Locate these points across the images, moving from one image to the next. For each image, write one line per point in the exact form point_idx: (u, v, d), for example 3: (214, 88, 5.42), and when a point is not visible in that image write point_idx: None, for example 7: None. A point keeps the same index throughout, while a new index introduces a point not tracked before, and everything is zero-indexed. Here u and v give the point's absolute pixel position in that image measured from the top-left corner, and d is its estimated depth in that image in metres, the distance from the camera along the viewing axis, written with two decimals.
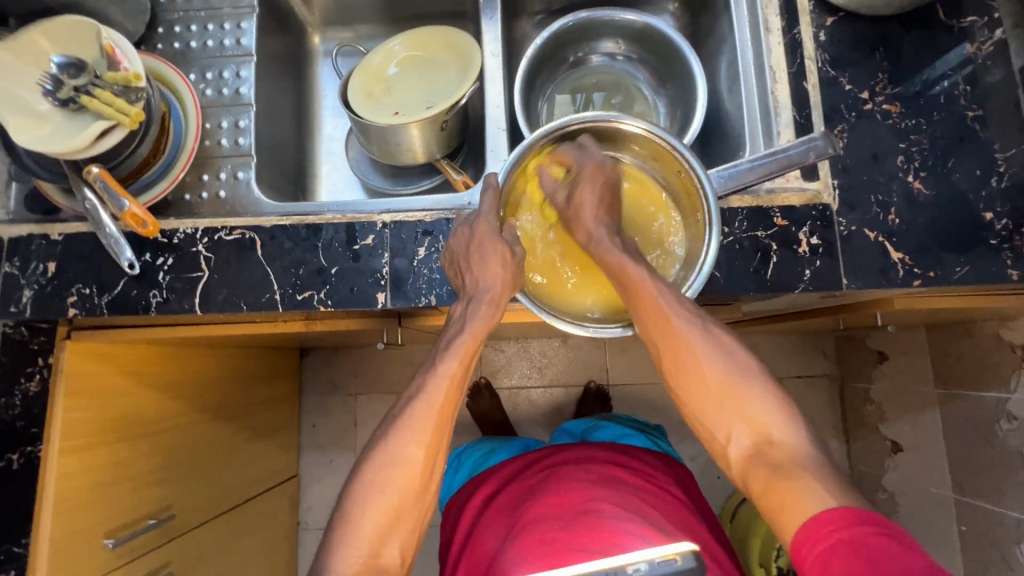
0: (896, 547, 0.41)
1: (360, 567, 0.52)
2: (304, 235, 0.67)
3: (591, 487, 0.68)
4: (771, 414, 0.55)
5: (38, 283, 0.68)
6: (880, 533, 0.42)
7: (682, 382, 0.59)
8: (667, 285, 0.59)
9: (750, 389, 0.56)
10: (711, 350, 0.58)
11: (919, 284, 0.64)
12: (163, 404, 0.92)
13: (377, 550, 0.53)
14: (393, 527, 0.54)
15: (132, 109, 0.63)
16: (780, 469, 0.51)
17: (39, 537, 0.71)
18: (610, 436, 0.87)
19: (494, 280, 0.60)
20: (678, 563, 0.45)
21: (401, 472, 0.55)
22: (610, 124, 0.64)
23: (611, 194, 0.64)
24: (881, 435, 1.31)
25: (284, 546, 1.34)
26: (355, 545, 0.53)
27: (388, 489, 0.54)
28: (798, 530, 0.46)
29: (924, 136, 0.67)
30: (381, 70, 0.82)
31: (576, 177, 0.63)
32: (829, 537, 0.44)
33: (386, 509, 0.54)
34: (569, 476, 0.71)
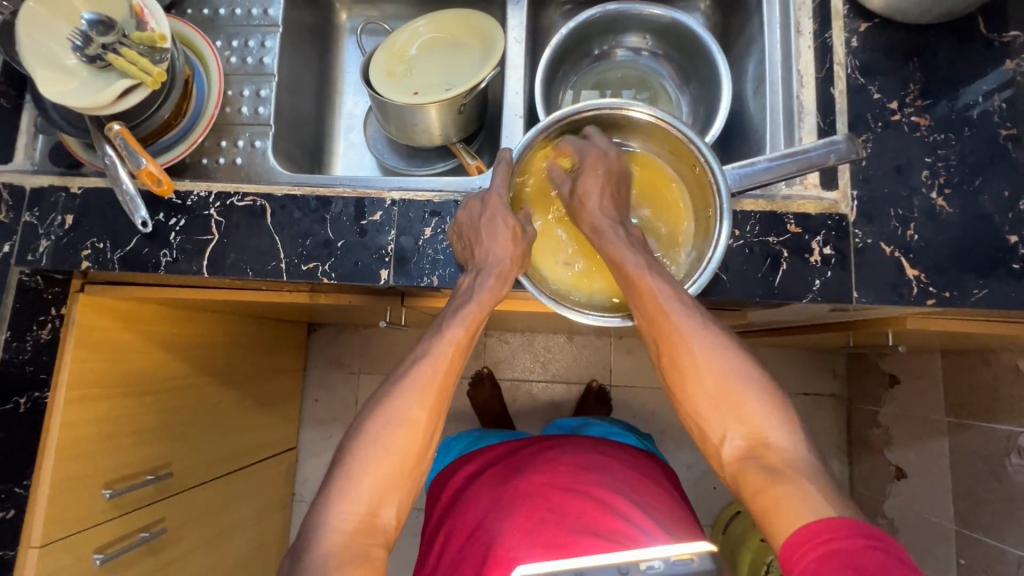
0: (886, 562, 0.40)
1: (356, 525, 0.52)
2: (314, 207, 0.68)
3: (581, 473, 0.68)
4: (770, 418, 0.53)
5: (56, 234, 0.70)
6: (873, 546, 0.41)
7: (679, 381, 0.58)
8: (668, 278, 0.58)
9: (747, 389, 0.55)
10: (710, 345, 0.56)
11: (933, 303, 0.62)
12: (170, 364, 0.94)
13: (375, 510, 0.53)
14: (389, 489, 0.54)
15: (155, 69, 0.63)
16: (774, 472, 0.50)
17: (41, 480, 0.73)
18: (601, 433, 0.88)
19: (503, 253, 0.60)
20: (695, 564, 0.49)
21: (403, 434, 0.55)
22: (621, 113, 0.64)
23: (615, 185, 0.64)
24: (886, 460, 1.28)
25: (277, 515, 1.36)
26: (354, 502, 0.53)
27: (389, 450, 0.54)
28: (787, 538, 0.45)
29: (952, 152, 0.65)
30: (404, 50, 0.82)
31: (581, 165, 0.63)
32: (821, 546, 0.43)
33: (385, 469, 0.54)
34: (559, 459, 0.71)
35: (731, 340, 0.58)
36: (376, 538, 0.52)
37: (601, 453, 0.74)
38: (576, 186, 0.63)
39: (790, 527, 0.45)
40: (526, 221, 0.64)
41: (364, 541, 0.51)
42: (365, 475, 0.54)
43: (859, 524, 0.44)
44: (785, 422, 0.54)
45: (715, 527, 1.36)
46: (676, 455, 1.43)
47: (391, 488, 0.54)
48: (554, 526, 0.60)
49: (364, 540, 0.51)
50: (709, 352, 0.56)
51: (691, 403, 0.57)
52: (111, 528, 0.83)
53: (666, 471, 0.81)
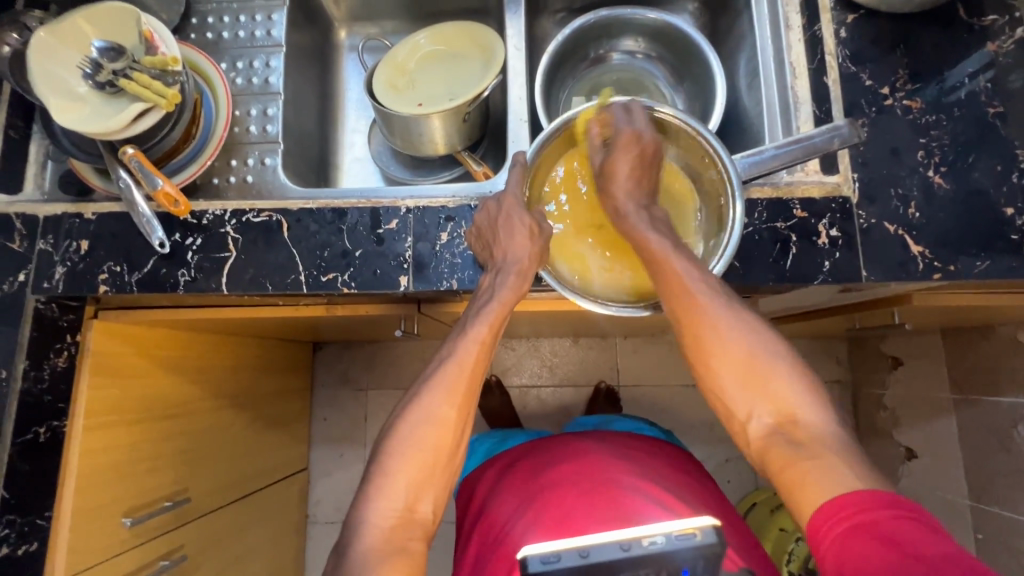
0: (920, 532, 0.42)
1: (395, 520, 0.53)
2: (330, 218, 0.69)
3: (608, 465, 0.69)
4: (795, 393, 0.54)
5: (71, 260, 0.71)
6: (905, 517, 0.43)
7: (702, 361, 0.58)
8: (691, 259, 0.60)
9: (773, 364, 0.56)
10: (738, 325, 0.57)
11: (939, 278, 0.64)
12: (183, 387, 0.93)
13: (412, 506, 0.54)
14: (424, 485, 0.55)
15: (169, 92, 0.64)
16: (800, 447, 0.51)
17: (62, 511, 0.72)
18: (627, 428, 0.89)
19: (522, 251, 0.61)
20: (697, 538, 0.43)
21: (436, 431, 0.56)
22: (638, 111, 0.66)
23: (643, 167, 0.64)
24: (894, 441, 1.29)
25: (292, 538, 1.34)
26: (390, 499, 0.53)
27: (423, 447, 0.55)
28: (820, 505, 0.46)
29: (944, 132, 0.68)
30: (405, 63, 0.84)
31: (613, 144, 0.63)
32: (852, 518, 0.44)
33: (420, 466, 0.55)
34: (588, 452, 0.72)
35: (755, 317, 0.58)
36: (413, 532, 0.53)
37: (625, 446, 0.76)
38: (606, 161, 0.64)
39: (819, 498, 0.46)
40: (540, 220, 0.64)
41: (402, 535, 0.52)
42: (402, 472, 0.54)
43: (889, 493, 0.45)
44: (806, 396, 0.54)
45: None
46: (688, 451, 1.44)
47: (432, 485, 0.55)
48: (574, 520, 0.60)
49: (403, 535, 0.52)
50: (734, 327, 0.57)
51: (713, 380, 0.58)
52: (134, 556, 0.83)
53: (693, 461, 0.81)
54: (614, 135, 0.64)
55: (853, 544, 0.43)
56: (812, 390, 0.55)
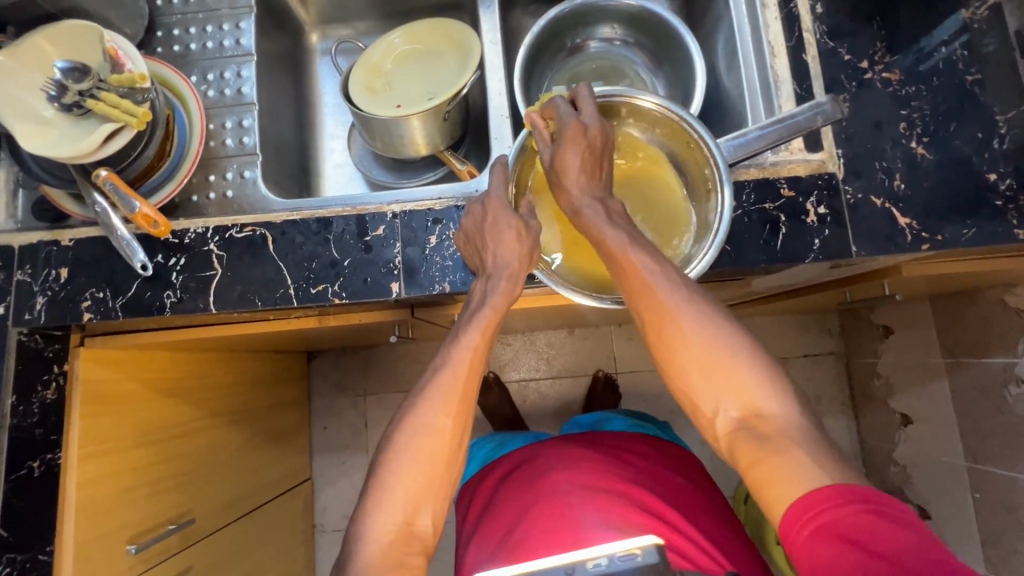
0: (885, 527, 0.42)
1: (394, 534, 0.52)
2: (315, 229, 0.68)
3: (606, 472, 0.70)
4: (758, 382, 0.54)
5: (51, 290, 0.69)
6: (867, 512, 0.42)
7: (664, 352, 0.58)
8: (648, 250, 0.59)
9: (727, 350, 0.55)
10: (699, 318, 0.56)
11: (927, 248, 0.64)
12: (177, 409, 0.92)
13: (410, 518, 0.54)
14: (422, 496, 0.54)
15: (139, 110, 0.62)
16: (763, 441, 0.51)
17: (64, 546, 0.71)
18: (622, 426, 0.88)
19: (511, 254, 0.61)
20: (639, 559, 0.44)
21: (432, 442, 0.56)
22: (626, 100, 0.65)
23: (593, 159, 0.63)
24: (890, 409, 1.32)
25: (300, 549, 1.34)
26: (389, 513, 0.53)
27: (420, 458, 0.55)
28: (786, 509, 0.46)
29: (925, 102, 0.68)
30: (380, 64, 0.82)
31: (557, 141, 0.63)
32: (818, 518, 0.44)
33: (419, 477, 0.55)
34: (584, 458, 0.73)
35: (717, 309, 0.58)
36: (413, 546, 0.52)
37: (621, 451, 0.76)
38: (554, 156, 0.63)
39: (785, 500, 0.46)
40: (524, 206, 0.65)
41: (401, 550, 0.52)
42: (400, 484, 0.54)
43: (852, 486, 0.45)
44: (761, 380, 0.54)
45: (737, 498, 1.40)
46: (689, 433, 1.45)
47: (436, 497, 0.55)
48: (564, 530, 0.60)
49: (402, 549, 0.52)
50: (695, 318, 0.56)
51: (680, 373, 0.57)
52: None
53: (691, 461, 0.82)
54: (558, 131, 0.64)
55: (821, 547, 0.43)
56: (769, 373, 0.55)
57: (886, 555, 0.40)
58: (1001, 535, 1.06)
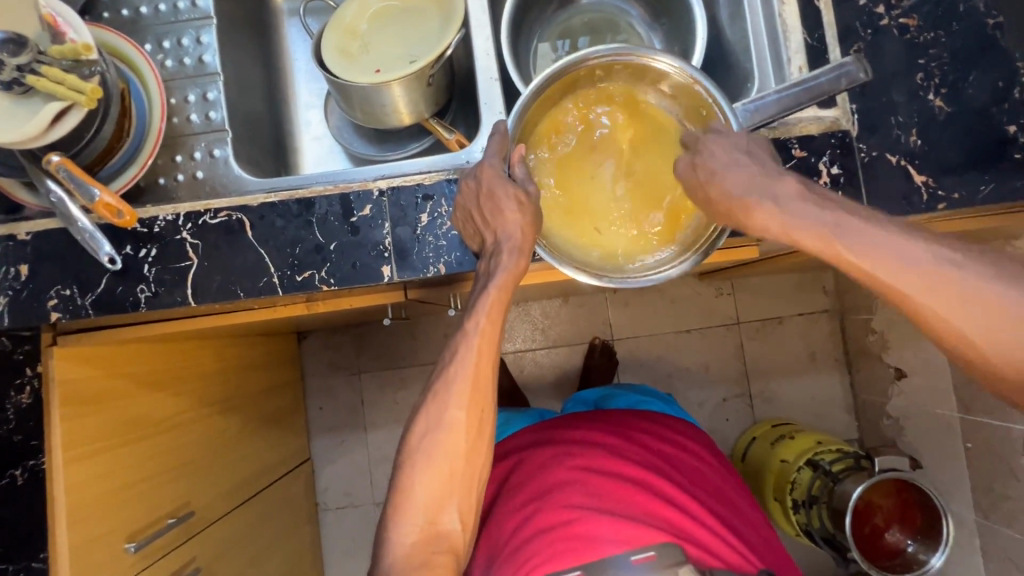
0: None
1: (418, 535, 0.54)
2: (296, 211, 0.63)
3: (618, 460, 0.72)
4: None
5: (12, 289, 0.63)
6: None
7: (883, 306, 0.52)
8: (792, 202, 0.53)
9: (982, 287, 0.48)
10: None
11: (943, 208, 0.62)
12: (165, 402, 0.88)
13: (433, 517, 0.54)
14: (444, 495, 0.54)
15: (87, 86, 0.55)
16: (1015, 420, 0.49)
17: (59, 551, 0.68)
18: (628, 403, 0.90)
19: (514, 228, 0.55)
20: None
21: (449, 439, 0.55)
22: (638, 60, 0.57)
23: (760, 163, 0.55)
24: (885, 363, 1.31)
25: (306, 529, 1.34)
26: (412, 514, 0.54)
27: (438, 457, 0.55)
28: None
29: (943, 50, 0.63)
30: (355, 26, 0.75)
31: (700, 145, 0.56)
32: None
33: (439, 474, 0.54)
34: (594, 445, 0.75)
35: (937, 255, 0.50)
36: (439, 545, 0.54)
37: (632, 431, 0.79)
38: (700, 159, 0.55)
39: None
40: (517, 162, 0.57)
41: (427, 550, 0.53)
42: (421, 484, 0.54)
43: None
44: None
45: (734, 456, 1.42)
46: (686, 396, 1.46)
47: (445, 490, 0.55)
48: (582, 522, 0.64)
49: (429, 548, 0.53)
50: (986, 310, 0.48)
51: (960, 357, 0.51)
52: None
53: (697, 434, 0.85)
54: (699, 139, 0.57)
55: None
56: None
57: None
58: (991, 483, 1.07)
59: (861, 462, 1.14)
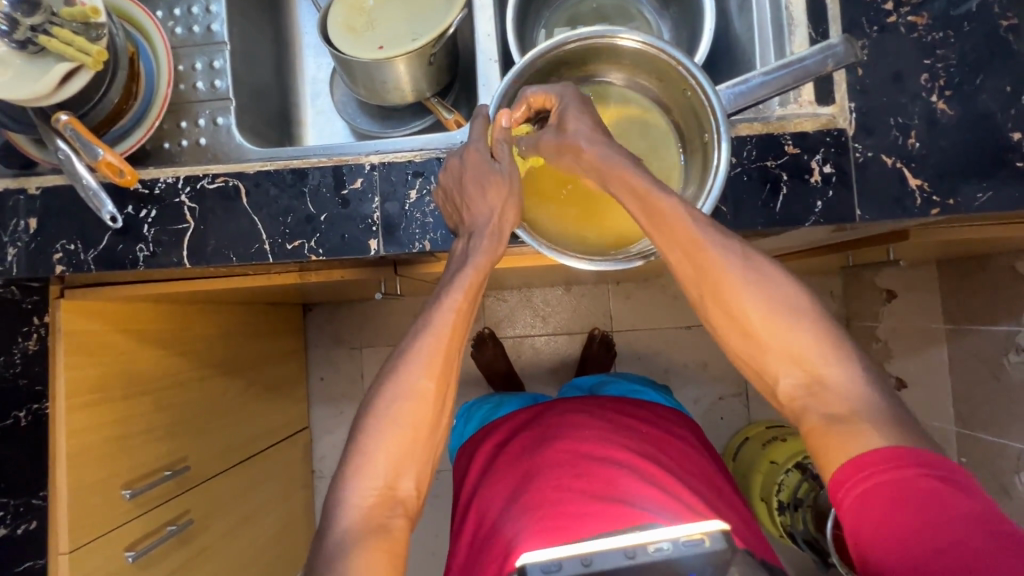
0: (941, 490, 0.42)
1: (375, 498, 0.53)
2: (290, 180, 0.64)
3: (606, 445, 0.73)
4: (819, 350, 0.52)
5: (21, 241, 0.66)
6: (930, 476, 0.42)
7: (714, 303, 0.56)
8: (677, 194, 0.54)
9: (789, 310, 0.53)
10: (775, 287, 0.54)
11: (937, 213, 0.61)
12: (167, 360, 0.92)
13: (392, 483, 0.54)
14: (405, 464, 0.55)
15: (94, 48, 0.58)
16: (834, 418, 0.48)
17: (57, 491, 0.72)
18: (621, 390, 0.92)
19: (490, 209, 0.58)
20: (707, 544, 0.53)
21: (414, 410, 0.56)
22: (605, 41, 0.59)
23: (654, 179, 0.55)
24: (886, 372, 1.27)
25: (300, 493, 1.38)
26: (369, 480, 0.54)
27: (401, 427, 0.55)
28: (840, 467, 0.46)
29: (951, 51, 0.62)
30: (361, 0, 0.75)
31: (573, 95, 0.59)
32: (869, 479, 0.44)
33: (401, 446, 0.55)
34: (582, 429, 0.76)
35: (772, 275, 0.55)
36: (394, 509, 0.53)
37: (620, 418, 0.80)
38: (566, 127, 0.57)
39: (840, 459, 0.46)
40: (501, 146, 0.59)
41: (382, 514, 0.53)
42: (382, 454, 0.55)
43: (914, 449, 0.44)
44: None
45: (726, 453, 1.43)
46: (682, 392, 1.46)
47: (408, 459, 0.55)
48: (569, 502, 0.64)
49: (383, 512, 0.53)
50: (797, 328, 0.52)
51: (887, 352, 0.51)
52: (140, 525, 0.85)
53: (685, 424, 0.86)
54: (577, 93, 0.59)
55: (874, 501, 0.43)
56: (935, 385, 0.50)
57: (943, 520, 0.40)
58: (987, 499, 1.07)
59: None
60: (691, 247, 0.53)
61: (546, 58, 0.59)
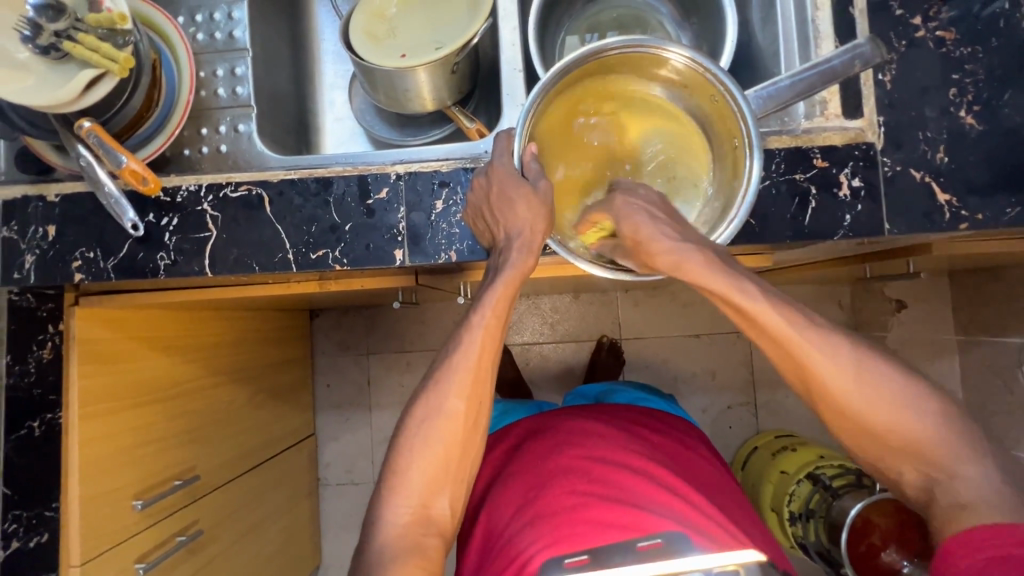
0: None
1: (411, 517, 0.54)
2: (314, 189, 0.64)
3: (621, 451, 0.72)
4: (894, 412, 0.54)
5: (39, 248, 0.65)
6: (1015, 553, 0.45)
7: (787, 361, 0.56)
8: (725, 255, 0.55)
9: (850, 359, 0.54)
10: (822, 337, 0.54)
11: (965, 228, 0.60)
12: (178, 368, 0.90)
13: (427, 502, 0.54)
14: (438, 483, 0.55)
15: (120, 55, 0.56)
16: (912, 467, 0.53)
17: (69, 501, 0.71)
18: (627, 399, 0.92)
19: (524, 224, 0.55)
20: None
21: (446, 427, 0.55)
22: (649, 52, 0.56)
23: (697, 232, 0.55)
24: None
25: (306, 503, 1.37)
26: (405, 499, 0.54)
27: (433, 443, 0.55)
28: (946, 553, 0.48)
29: (980, 66, 0.62)
30: (383, 9, 0.74)
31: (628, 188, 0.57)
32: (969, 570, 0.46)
33: (432, 464, 0.55)
34: (595, 435, 0.75)
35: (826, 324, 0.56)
36: (430, 528, 0.54)
37: (635, 427, 0.80)
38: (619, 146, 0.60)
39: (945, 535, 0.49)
40: (530, 159, 0.55)
41: (417, 532, 0.53)
42: (416, 473, 0.55)
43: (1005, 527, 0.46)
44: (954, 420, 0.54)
45: (734, 463, 1.42)
46: (690, 401, 1.46)
47: (440, 478, 0.55)
48: (587, 507, 0.63)
49: (418, 531, 0.53)
50: (862, 377, 0.54)
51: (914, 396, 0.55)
52: (150, 536, 0.83)
53: (697, 433, 0.86)
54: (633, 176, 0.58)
55: None
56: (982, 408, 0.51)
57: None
58: None
59: (862, 480, 1.14)
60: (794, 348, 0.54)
61: (580, 69, 0.56)
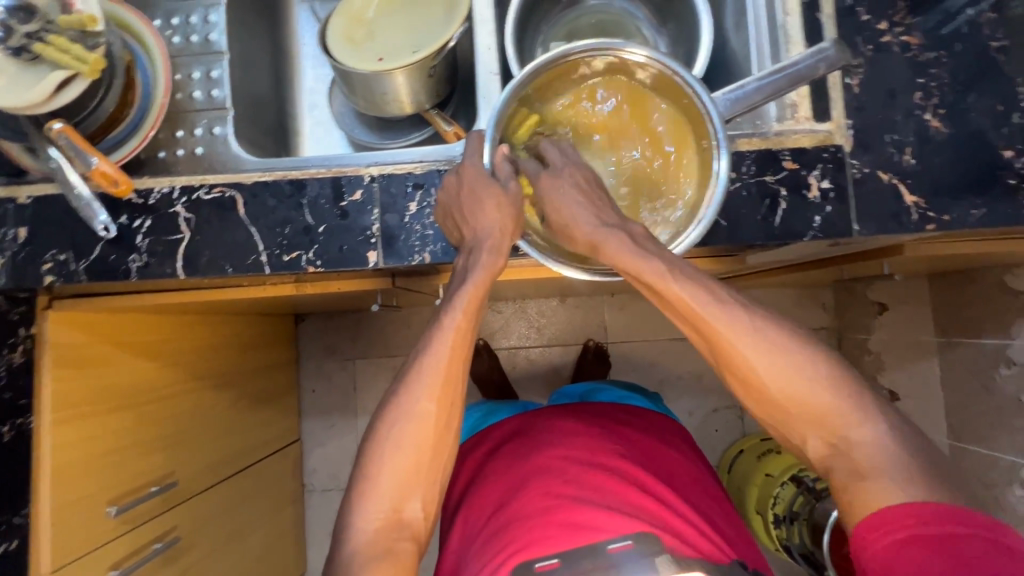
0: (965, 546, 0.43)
1: (382, 521, 0.53)
2: (288, 192, 0.64)
3: (598, 451, 0.72)
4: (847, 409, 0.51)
5: (10, 250, 0.65)
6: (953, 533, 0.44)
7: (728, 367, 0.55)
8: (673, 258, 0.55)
9: (796, 358, 0.53)
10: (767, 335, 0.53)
11: (932, 228, 0.61)
12: (156, 372, 0.90)
13: (398, 506, 0.54)
14: (410, 485, 0.55)
15: (90, 56, 0.56)
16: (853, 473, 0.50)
17: (39, 508, 0.70)
18: (611, 398, 0.91)
19: (493, 223, 0.56)
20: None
21: (418, 429, 0.55)
22: (614, 54, 0.57)
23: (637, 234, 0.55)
24: (878, 383, 1.28)
25: (290, 509, 1.35)
26: (376, 502, 0.54)
27: (405, 445, 0.55)
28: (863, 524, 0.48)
29: (944, 70, 0.63)
30: (361, 13, 0.75)
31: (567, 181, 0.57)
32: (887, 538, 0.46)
33: (404, 466, 0.55)
34: (573, 434, 0.75)
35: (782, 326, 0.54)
36: (401, 532, 0.53)
37: (615, 426, 0.80)
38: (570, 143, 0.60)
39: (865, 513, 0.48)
40: (502, 161, 0.57)
41: (390, 536, 0.53)
42: (387, 475, 0.55)
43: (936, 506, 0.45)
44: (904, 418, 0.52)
45: (720, 466, 1.42)
46: (676, 404, 1.46)
47: (412, 480, 0.55)
48: (561, 509, 0.62)
49: (390, 535, 0.53)
50: (807, 377, 0.52)
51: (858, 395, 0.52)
52: (125, 543, 0.82)
53: (678, 431, 0.86)
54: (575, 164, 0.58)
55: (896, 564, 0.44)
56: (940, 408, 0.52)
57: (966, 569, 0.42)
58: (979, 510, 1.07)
59: None
60: (734, 357, 0.54)
61: (547, 72, 0.57)
